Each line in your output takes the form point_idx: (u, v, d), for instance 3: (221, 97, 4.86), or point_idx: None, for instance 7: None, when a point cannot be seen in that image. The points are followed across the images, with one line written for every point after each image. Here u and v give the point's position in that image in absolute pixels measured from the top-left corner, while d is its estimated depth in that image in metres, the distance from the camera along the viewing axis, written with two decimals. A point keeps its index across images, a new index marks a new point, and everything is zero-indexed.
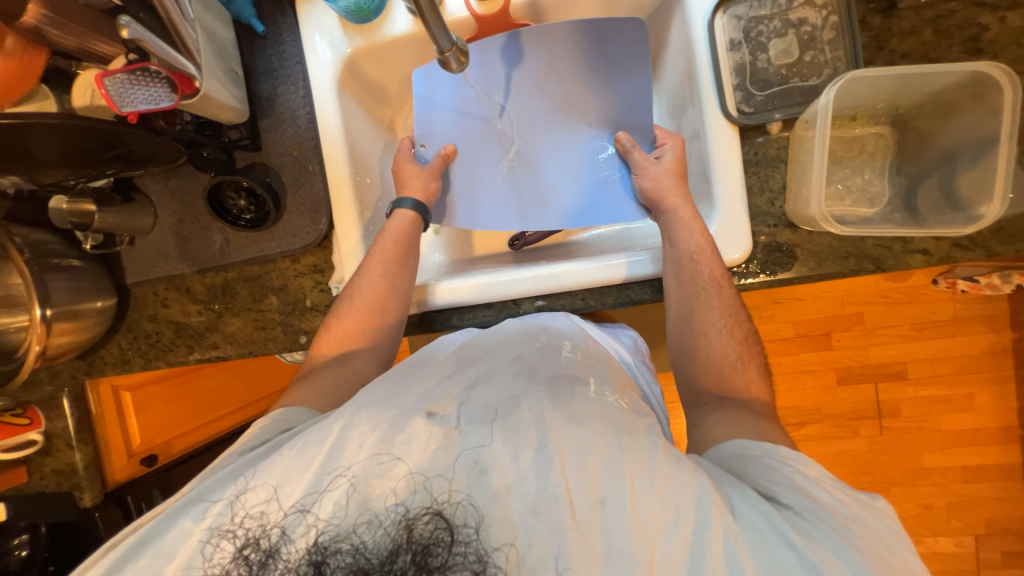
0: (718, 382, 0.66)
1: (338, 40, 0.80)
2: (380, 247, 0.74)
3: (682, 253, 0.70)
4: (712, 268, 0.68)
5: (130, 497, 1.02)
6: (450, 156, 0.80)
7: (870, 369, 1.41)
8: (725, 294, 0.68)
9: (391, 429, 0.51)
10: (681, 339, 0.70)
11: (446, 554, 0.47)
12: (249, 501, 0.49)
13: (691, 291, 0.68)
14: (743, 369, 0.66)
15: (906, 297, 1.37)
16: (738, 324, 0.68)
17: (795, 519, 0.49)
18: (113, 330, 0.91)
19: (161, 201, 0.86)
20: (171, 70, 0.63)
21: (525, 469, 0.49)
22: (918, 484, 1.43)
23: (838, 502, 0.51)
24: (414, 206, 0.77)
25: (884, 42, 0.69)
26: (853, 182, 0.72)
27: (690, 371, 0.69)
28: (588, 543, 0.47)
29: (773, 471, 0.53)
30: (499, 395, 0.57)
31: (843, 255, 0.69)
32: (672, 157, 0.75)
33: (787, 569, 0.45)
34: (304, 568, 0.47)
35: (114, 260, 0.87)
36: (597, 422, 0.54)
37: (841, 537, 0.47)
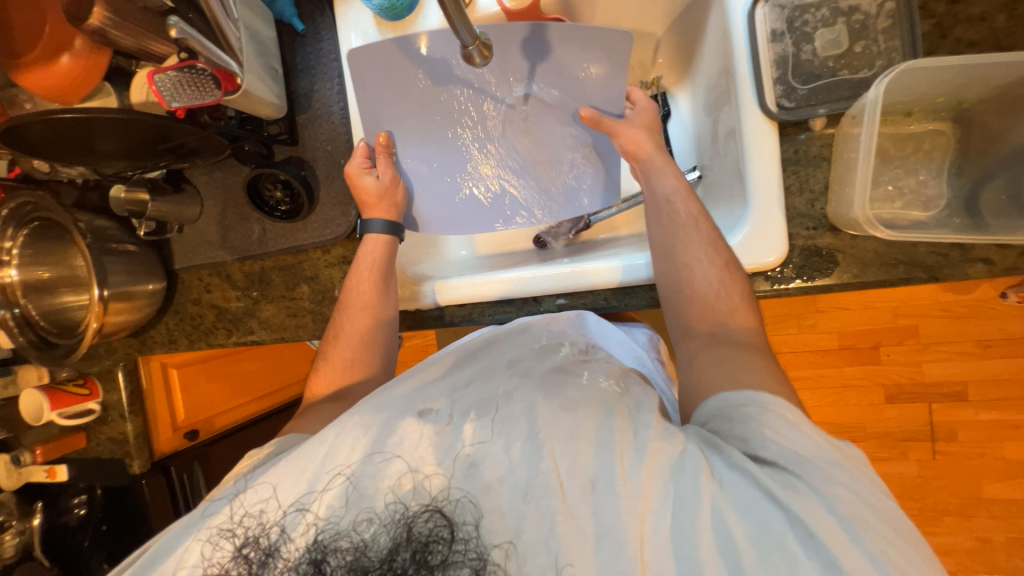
0: (704, 311, 0.61)
1: (373, 37, 0.83)
2: (357, 278, 0.76)
3: (659, 197, 0.70)
4: (689, 206, 0.67)
5: (173, 467, 1.10)
6: (387, 144, 0.78)
7: (923, 388, 1.30)
8: (704, 227, 0.66)
9: (383, 431, 0.53)
10: (664, 277, 0.66)
11: (446, 551, 0.48)
12: (248, 502, 0.52)
13: (670, 229, 0.67)
14: (726, 295, 0.61)
15: (969, 312, 1.26)
16: (718, 251, 0.64)
17: (780, 472, 0.47)
18: (162, 312, 0.97)
19: (207, 191, 0.91)
20: (216, 67, 0.66)
21: (517, 459, 0.51)
22: (974, 515, 1.31)
23: (818, 444, 0.48)
24: (384, 228, 0.77)
25: (948, 30, 0.63)
26: (906, 183, 0.67)
27: (676, 306, 0.64)
28: (579, 525, 0.48)
29: (754, 423, 0.49)
30: (488, 392, 0.57)
31: (891, 261, 0.64)
32: (641, 113, 0.76)
33: (773, 526, 0.45)
34: (304, 566, 0.49)
35: (164, 246, 0.94)
36: (588, 407, 0.54)
37: (825, 488, 0.46)
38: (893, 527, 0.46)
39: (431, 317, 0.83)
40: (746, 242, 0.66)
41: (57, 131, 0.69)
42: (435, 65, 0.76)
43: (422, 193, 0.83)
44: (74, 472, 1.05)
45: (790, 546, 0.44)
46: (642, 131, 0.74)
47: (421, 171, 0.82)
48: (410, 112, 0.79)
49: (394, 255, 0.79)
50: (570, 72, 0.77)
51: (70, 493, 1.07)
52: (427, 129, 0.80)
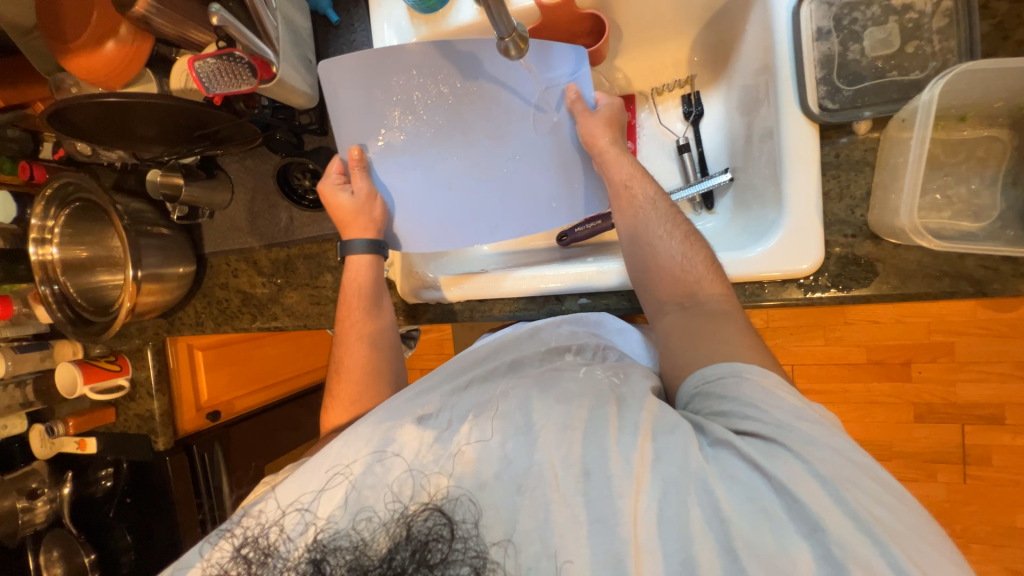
0: (674, 285, 0.62)
1: (405, 29, 0.82)
2: (347, 306, 0.78)
3: (615, 183, 0.72)
4: (644, 188, 0.70)
5: (195, 446, 1.14)
6: (356, 158, 0.76)
7: (957, 408, 1.24)
8: (661, 206, 0.69)
9: (382, 441, 0.53)
10: (630, 263, 0.67)
11: (446, 549, 0.48)
12: (251, 504, 0.53)
13: (632, 215, 0.69)
14: (691, 265, 0.63)
15: (1010, 331, 1.19)
16: (677, 226, 0.67)
17: (761, 441, 0.46)
18: (191, 295, 1.00)
19: (238, 178, 0.93)
20: (253, 55, 0.67)
21: (511, 452, 0.50)
22: (1006, 544, 1.24)
23: (798, 408, 0.48)
24: (367, 247, 0.77)
25: (1010, 32, 0.60)
26: (955, 192, 0.63)
27: (645, 285, 0.65)
28: (573, 513, 0.47)
29: (733, 394, 0.50)
30: (486, 394, 0.58)
31: (935, 274, 0.61)
32: (604, 104, 0.77)
33: (762, 501, 0.44)
34: (304, 566, 0.49)
35: (196, 230, 0.97)
36: (582, 397, 0.54)
37: (810, 455, 0.45)
38: (880, 484, 0.45)
39: (451, 311, 0.83)
40: (778, 248, 0.64)
41: (98, 115, 0.71)
42: (464, 59, 0.72)
43: (403, 209, 0.80)
44: (103, 445, 1.09)
45: (778, 517, 0.44)
46: (603, 121, 0.74)
47: (398, 188, 0.79)
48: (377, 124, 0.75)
49: (380, 274, 0.79)
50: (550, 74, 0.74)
51: (96, 465, 1.11)
52: (398, 145, 0.77)
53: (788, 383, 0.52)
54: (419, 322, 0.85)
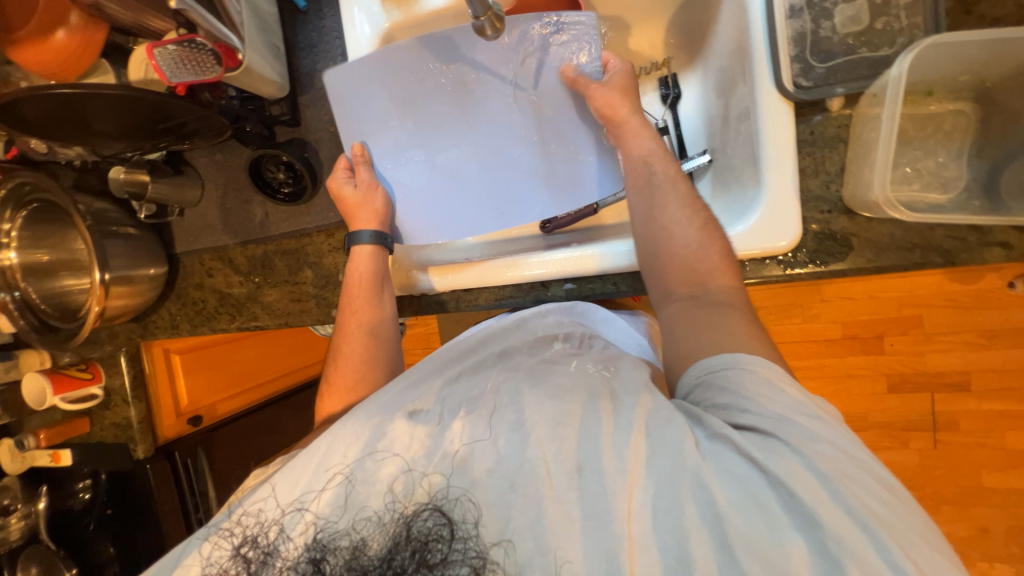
0: (685, 273, 0.60)
1: (376, 14, 0.80)
2: (349, 293, 0.75)
3: (636, 160, 0.69)
4: (665, 167, 0.68)
5: (178, 451, 1.11)
6: (360, 155, 0.78)
7: (927, 377, 1.30)
8: (681, 186, 0.66)
9: (373, 437, 0.52)
10: (641, 245, 0.65)
11: (446, 549, 0.48)
12: (248, 502, 0.52)
13: (649, 193, 0.66)
14: (705, 254, 0.60)
15: (975, 302, 1.24)
16: (696, 213, 0.63)
17: (758, 436, 0.46)
18: (164, 297, 0.97)
19: (208, 174, 0.90)
20: (216, 41, 0.64)
21: (504, 450, 0.50)
22: (973, 504, 1.31)
23: (797, 401, 0.48)
24: (372, 239, 0.76)
25: (971, 7, 0.61)
26: (924, 165, 0.65)
27: (655, 270, 0.63)
28: (566, 509, 0.47)
29: (734, 387, 0.50)
30: (476, 388, 0.57)
31: (907, 246, 0.63)
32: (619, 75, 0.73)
33: (758, 495, 0.45)
34: (304, 565, 0.49)
35: (165, 229, 0.93)
36: (574, 393, 0.54)
37: (807, 449, 0.45)
38: (877, 481, 0.45)
39: (437, 302, 0.82)
40: (758, 224, 0.65)
41: (53, 107, 0.67)
42: (446, 46, 0.73)
43: (405, 198, 0.81)
44: (78, 457, 1.04)
45: (772, 509, 0.44)
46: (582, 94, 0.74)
47: (403, 181, 0.80)
48: (386, 119, 0.77)
49: (384, 265, 0.77)
50: (521, 49, 0.73)
51: (74, 478, 1.07)
52: (405, 135, 0.79)
53: (789, 376, 0.52)
54: (404, 314, 0.84)
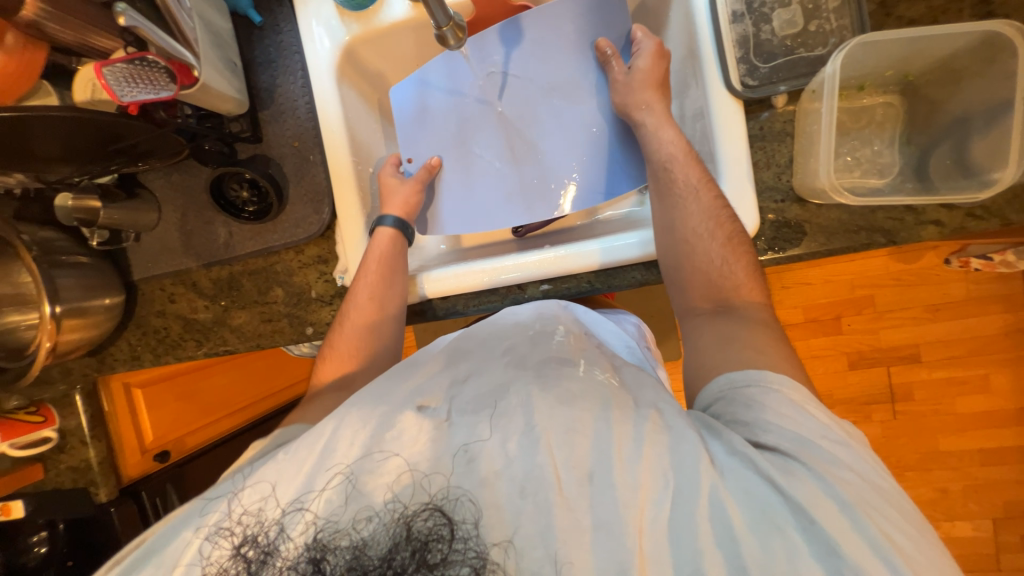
0: (709, 291, 0.63)
1: (335, 28, 0.79)
2: (365, 270, 0.74)
3: (656, 165, 0.69)
4: (686, 174, 0.66)
5: (144, 492, 1.05)
6: (433, 168, 0.82)
7: (882, 353, 1.39)
8: (706, 199, 0.65)
9: (381, 425, 0.51)
10: (665, 254, 0.67)
11: (446, 549, 0.46)
12: (247, 501, 0.50)
13: (669, 203, 0.66)
14: (731, 271, 0.63)
15: (918, 279, 1.34)
16: (721, 225, 0.64)
17: (780, 458, 0.46)
18: (123, 327, 0.92)
19: (165, 196, 0.86)
20: (169, 58, 0.63)
21: (513, 454, 0.48)
22: (933, 467, 1.40)
23: (823, 424, 0.49)
24: (394, 223, 0.77)
25: (891, 9, 0.67)
26: (862, 154, 0.71)
27: (679, 285, 0.65)
28: (576, 518, 0.46)
29: (758, 406, 0.50)
30: (490, 385, 0.54)
31: (854, 228, 0.68)
32: (646, 64, 0.71)
33: (775, 518, 0.44)
34: (304, 565, 0.46)
35: (120, 256, 0.88)
36: (585, 399, 0.51)
37: (831, 476, 0.45)
38: (902, 514, 0.45)
39: (414, 311, 0.82)
40: None
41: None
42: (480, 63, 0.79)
43: (449, 196, 0.84)
44: (29, 508, 0.96)
45: (790, 534, 0.43)
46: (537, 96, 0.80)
47: (448, 182, 0.84)
48: (437, 125, 0.83)
49: (401, 251, 0.77)
50: (483, 56, 0.78)
51: (27, 531, 0.99)
52: (449, 140, 0.83)
53: (815, 400, 0.52)
54: None
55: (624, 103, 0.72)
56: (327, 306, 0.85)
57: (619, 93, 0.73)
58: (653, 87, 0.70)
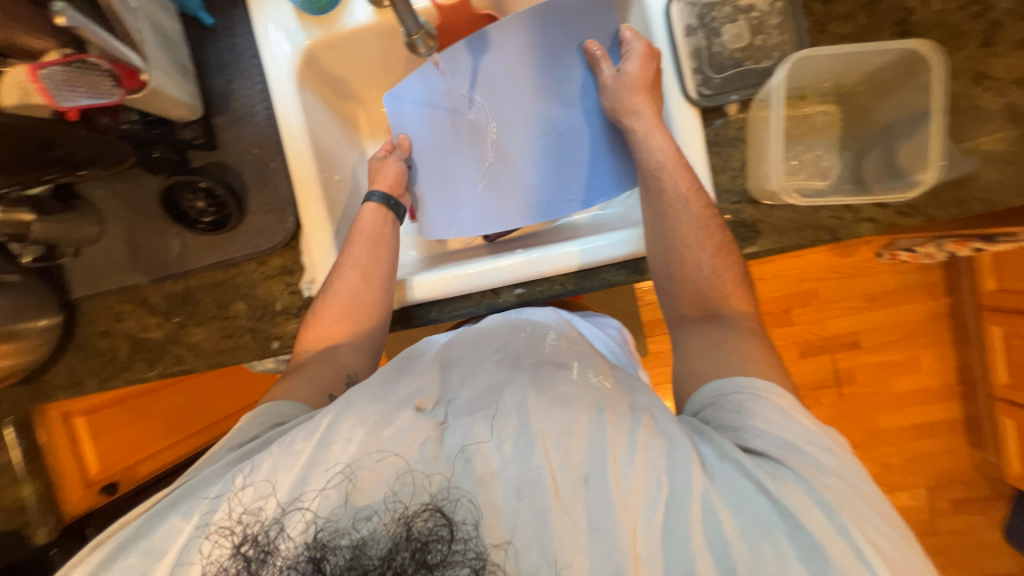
0: (697, 299, 0.67)
1: (294, 32, 0.77)
2: (356, 242, 0.76)
3: (649, 167, 0.71)
4: (676, 181, 0.69)
5: (89, 528, 1.00)
6: (404, 147, 0.84)
7: (828, 340, 1.50)
8: (695, 207, 0.68)
9: (379, 423, 0.50)
10: (656, 260, 0.70)
11: (446, 550, 0.46)
12: (247, 498, 0.49)
13: (660, 211, 0.69)
14: (719, 281, 0.66)
15: (855, 272, 1.46)
16: (710, 236, 0.67)
17: (769, 464, 0.48)
18: (62, 350, 0.84)
19: (109, 207, 0.81)
20: (114, 61, 0.59)
21: (509, 455, 0.48)
22: (875, 444, 1.53)
23: (808, 431, 0.51)
24: (382, 198, 0.79)
25: (824, 26, 0.73)
26: (807, 157, 0.77)
27: (670, 293, 0.69)
28: (572, 520, 0.46)
29: (745, 411, 0.53)
30: (482, 385, 0.53)
31: (802, 226, 0.72)
32: (636, 68, 0.72)
33: (764, 522, 0.46)
34: (304, 564, 0.46)
35: (58, 272, 0.82)
36: (580, 401, 0.51)
37: (816, 482, 0.47)
38: (883, 517, 0.47)
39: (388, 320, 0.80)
40: None
41: None
42: (457, 69, 0.80)
43: (433, 196, 0.85)
44: None
45: (778, 540, 0.45)
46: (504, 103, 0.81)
47: (432, 180, 0.85)
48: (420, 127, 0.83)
49: (391, 228, 0.79)
50: (455, 73, 0.80)
51: None
52: (432, 143, 0.84)
53: (799, 406, 0.54)
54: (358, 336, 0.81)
55: (613, 107, 0.74)
56: (294, 318, 0.82)
57: (608, 97, 0.74)
58: (644, 91, 0.71)
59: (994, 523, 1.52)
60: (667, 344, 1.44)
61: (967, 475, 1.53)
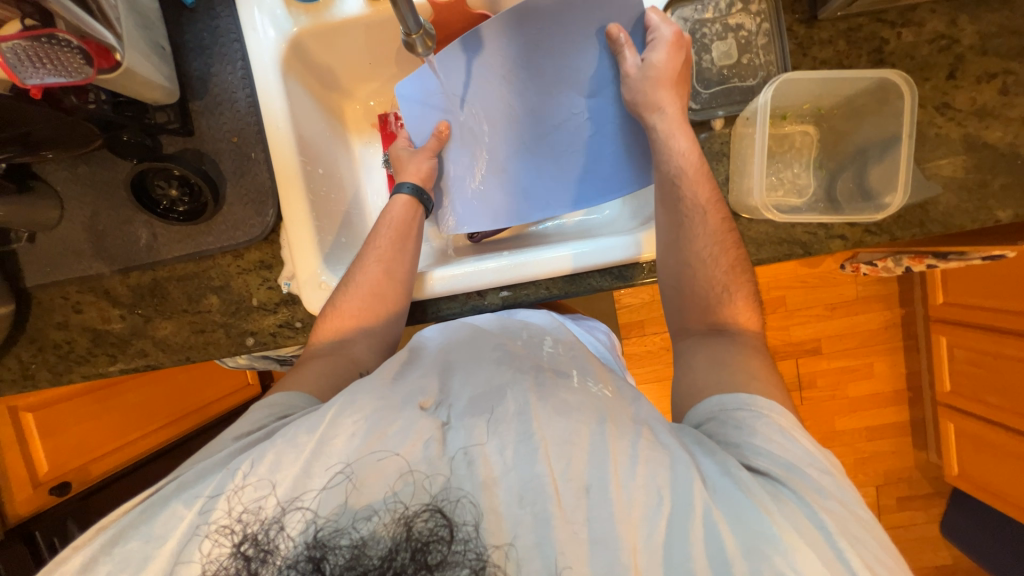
0: (705, 314, 0.68)
1: (281, 18, 0.74)
2: (381, 233, 0.75)
3: (666, 176, 0.71)
4: (696, 190, 0.69)
5: (37, 533, 0.97)
6: (444, 134, 0.80)
7: (791, 346, 1.58)
8: (712, 220, 0.68)
9: (381, 420, 0.50)
10: (668, 270, 0.71)
11: (446, 551, 0.45)
12: (246, 497, 0.47)
13: (675, 219, 0.70)
14: (729, 298, 0.67)
15: (819, 281, 1.54)
16: (725, 251, 0.68)
17: (771, 483, 0.49)
18: (11, 341, 0.79)
19: (69, 191, 0.76)
20: (83, 38, 0.55)
21: (511, 462, 0.48)
22: (831, 445, 1.62)
23: (808, 453, 0.52)
24: (411, 191, 0.78)
25: (807, 50, 0.76)
26: (785, 175, 0.80)
27: (680, 305, 0.70)
28: (574, 530, 0.46)
29: (747, 428, 0.54)
30: (490, 389, 0.54)
31: (778, 240, 0.76)
32: (661, 59, 0.69)
33: (764, 543, 0.45)
34: (303, 564, 0.44)
35: (10, 258, 0.76)
36: (582, 411, 0.52)
37: (815, 504, 0.48)
38: (881, 545, 0.47)
39: None
40: None
41: None
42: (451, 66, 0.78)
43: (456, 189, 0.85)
44: None
45: (777, 562, 0.44)
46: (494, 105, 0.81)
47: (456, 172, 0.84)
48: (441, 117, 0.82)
49: (417, 221, 0.78)
50: (448, 73, 0.79)
51: None
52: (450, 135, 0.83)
53: (801, 427, 0.56)
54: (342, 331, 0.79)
55: (635, 100, 0.72)
56: (270, 314, 0.79)
57: (631, 90, 0.73)
58: (669, 87, 0.70)
59: (932, 519, 1.64)
60: (643, 346, 1.47)
61: (911, 474, 1.64)
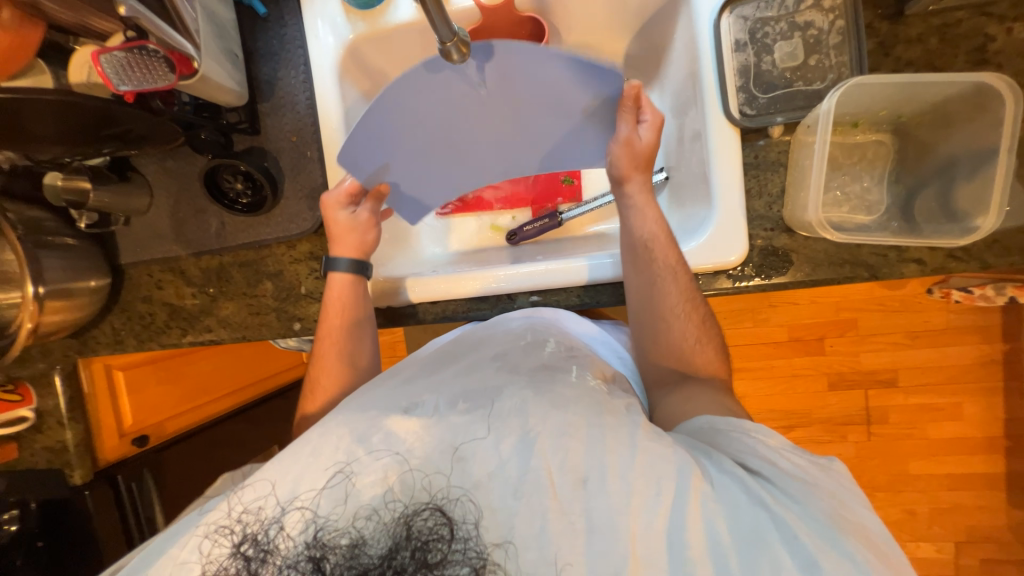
0: (677, 363, 0.67)
1: (341, 25, 0.79)
2: (328, 316, 0.75)
3: (637, 241, 0.68)
4: (667, 254, 0.67)
5: (119, 475, 1.04)
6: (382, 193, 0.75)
7: (861, 375, 1.42)
8: (682, 277, 0.66)
9: (368, 429, 0.51)
10: (642, 326, 0.69)
11: (445, 549, 0.46)
12: (247, 500, 0.50)
13: (647, 280, 0.67)
14: (701, 351, 0.67)
15: (900, 305, 1.37)
16: (695, 308, 0.66)
17: (766, 483, 0.47)
18: (107, 311, 0.91)
19: (158, 181, 0.85)
20: (169, 49, 0.62)
21: (507, 454, 0.48)
22: (902, 489, 1.44)
23: (798, 469, 0.49)
24: (349, 269, 0.75)
25: (890, 49, 0.68)
26: (852, 189, 0.72)
27: (650, 352, 0.69)
28: (569, 521, 0.46)
29: (737, 439, 0.52)
30: (483, 386, 0.55)
31: (839, 262, 0.68)
32: (648, 138, 0.68)
33: (766, 536, 0.44)
34: (304, 564, 0.47)
35: (109, 238, 0.87)
36: (578, 405, 0.51)
37: (809, 502, 0.46)
38: (880, 544, 0.45)
39: (403, 314, 0.81)
40: (707, 242, 0.69)
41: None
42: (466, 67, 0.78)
43: None
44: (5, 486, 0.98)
45: (777, 551, 0.43)
46: None
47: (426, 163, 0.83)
48: None
49: (361, 292, 0.77)
50: None
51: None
52: None
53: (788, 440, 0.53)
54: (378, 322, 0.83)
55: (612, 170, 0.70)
56: (315, 302, 0.85)
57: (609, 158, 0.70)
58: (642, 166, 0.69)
59: None
60: None
61: (1000, 534, 1.42)
